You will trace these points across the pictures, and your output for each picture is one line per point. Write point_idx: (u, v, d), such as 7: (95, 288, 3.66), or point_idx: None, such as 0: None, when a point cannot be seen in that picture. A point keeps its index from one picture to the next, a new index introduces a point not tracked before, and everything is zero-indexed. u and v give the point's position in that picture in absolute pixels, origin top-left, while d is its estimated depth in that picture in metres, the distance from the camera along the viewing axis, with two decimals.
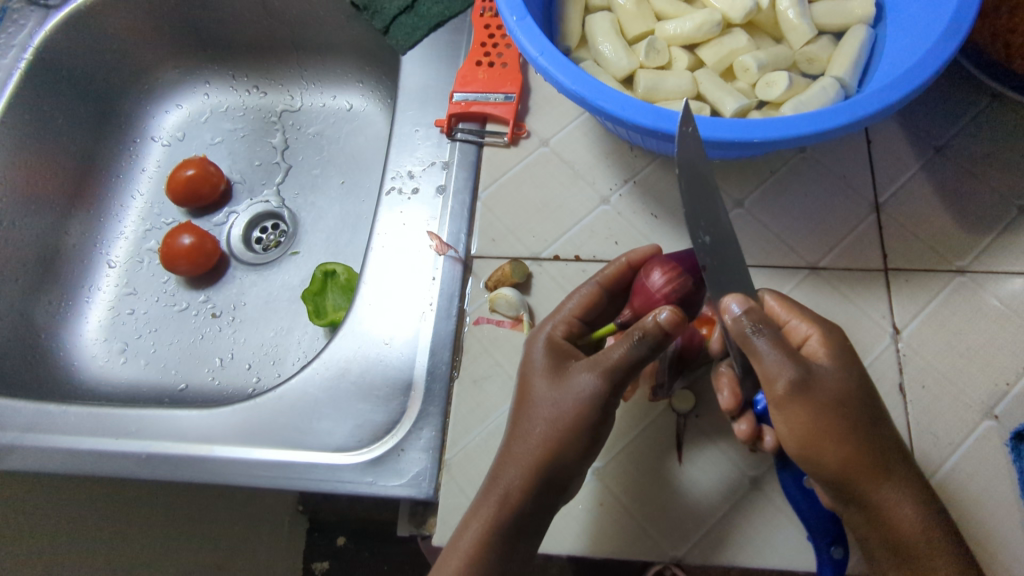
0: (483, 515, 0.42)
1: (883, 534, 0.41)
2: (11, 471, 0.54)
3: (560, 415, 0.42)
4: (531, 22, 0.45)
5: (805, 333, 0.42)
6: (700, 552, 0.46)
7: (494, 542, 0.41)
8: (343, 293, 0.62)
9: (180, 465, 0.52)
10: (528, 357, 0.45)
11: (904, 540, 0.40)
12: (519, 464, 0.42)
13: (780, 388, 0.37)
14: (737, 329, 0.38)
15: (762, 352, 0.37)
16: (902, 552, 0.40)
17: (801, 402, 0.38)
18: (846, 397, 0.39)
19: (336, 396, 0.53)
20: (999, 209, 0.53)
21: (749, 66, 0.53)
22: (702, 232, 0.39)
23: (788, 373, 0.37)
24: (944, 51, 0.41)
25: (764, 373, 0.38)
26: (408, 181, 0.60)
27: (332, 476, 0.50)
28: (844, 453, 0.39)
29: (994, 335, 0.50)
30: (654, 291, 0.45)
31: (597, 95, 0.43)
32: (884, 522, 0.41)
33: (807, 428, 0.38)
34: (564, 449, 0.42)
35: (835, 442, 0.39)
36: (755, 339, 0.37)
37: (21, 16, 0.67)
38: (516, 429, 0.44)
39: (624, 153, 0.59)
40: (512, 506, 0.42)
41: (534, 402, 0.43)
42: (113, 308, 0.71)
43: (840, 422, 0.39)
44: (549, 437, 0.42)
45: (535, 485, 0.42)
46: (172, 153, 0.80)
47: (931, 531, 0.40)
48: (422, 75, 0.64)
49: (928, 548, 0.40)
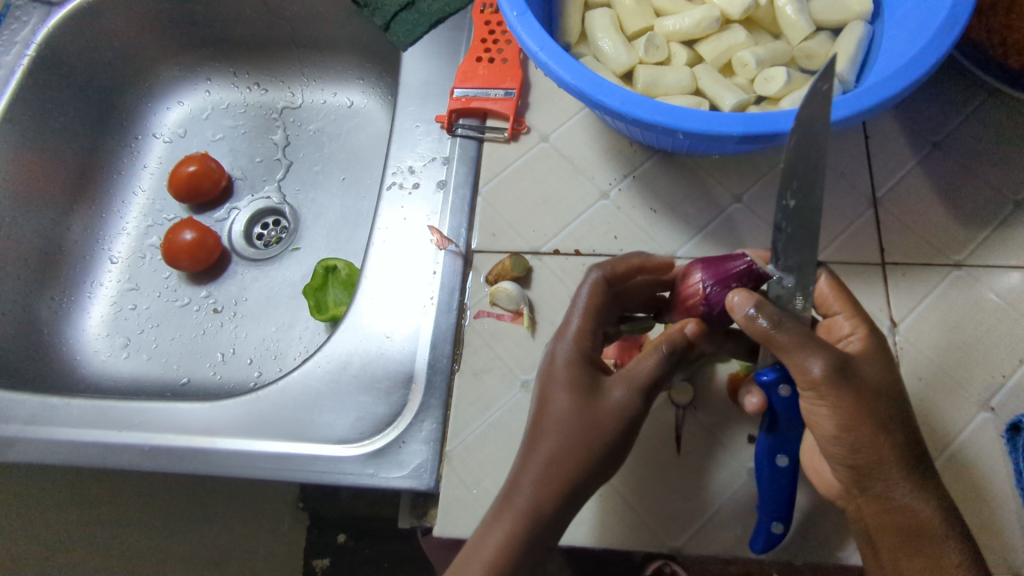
0: (506, 531, 0.39)
1: (900, 524, 0.40)
2: (13, 463, 0.54)
3: (598, 430, 0.40)
4: (531, 17, 0.45)
5: (849, 329, 0.42)
6: (698, 542, 0.47)
7: (514, 560, 0.39)
8: (344, 289, 0.62)
9: (181, 458, 0.53)
10: (551, 366, 0.42)
11: (920, 532, 0.40)
12: (545, 479, 0.40)
13: (815, 373, 0.37)
14: (755, 326, 0.38)
15: (786, 345, 0.37)
16: (917, 541, 0.40)
17: (839, 389, 0.37)
18: (882, 388, 0.39)
19: (337, 389, 0.54)
20: (996, 204, 0.54)
21: (747, 62, 0.53)
22: (790, 196, 0.37)
23: (822, 359, 0.37)
24: (939, 47, 0.41)
25: (797, 361, 0.38)
26: (409, 176, 0.60)
27: (333, 468, 0.51)
28: (872, 443, 0.39)
29: (989, 328, 0.50)
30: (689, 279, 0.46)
31: (596, 89, 0.43)
32: (897, 511, 0.40)
33: (847, 417, 0.38)
34: (593, 466, 0.40)
35: (869, 430, 0.38)
36: (778, 334, 0.37)
37: (23, 12, 0.68)
38: (536, 441, 0.41)
39: (624, 148, 0.59)
40: (540, 523, 0.40)
41: (562, 417, 0.40)
42: (115, 303, 0.72)
43: (874, 413, 0.38)
44: (586, 453, 0.40)
45: (558, 502, 0.40)
46: (173, 150, 0.80)
47: (947, 524, 0.40)
48: (422, 71, 0.65)
49: (944, 534, 0.40)
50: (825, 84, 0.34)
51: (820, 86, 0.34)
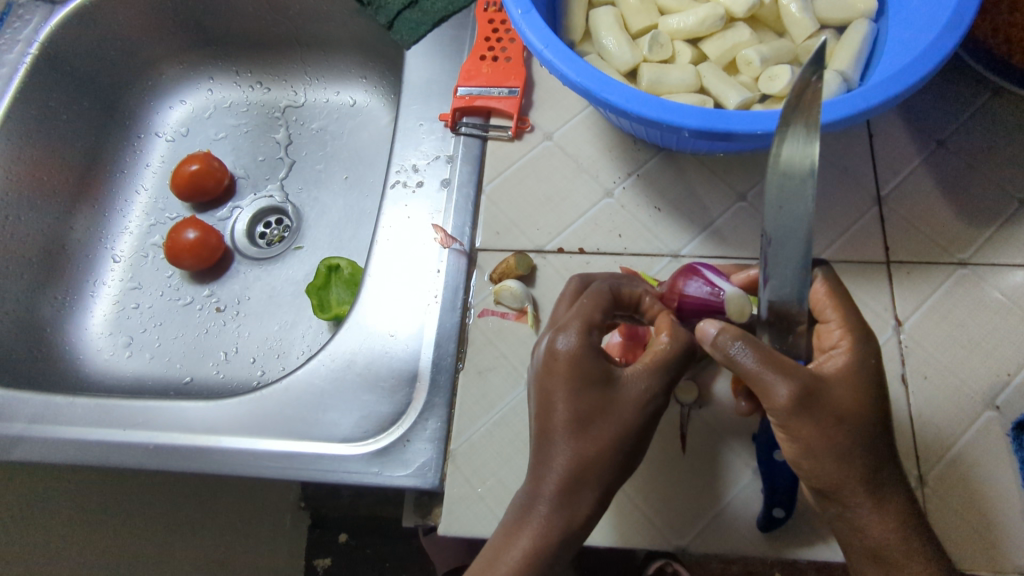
0: (528, 547, 0.40)
1: (862, 542, 0.42)
2: (18, 462, 0.54)
3: (618, 428, 0.40)
4: (535, 16, 0.45)
5: (835, 341, 0.41)
6: (703, 541, 0.47)
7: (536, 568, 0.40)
8: (347, 288, 0.62)
9: (186, 456, 0.52)
10: (559, 369, 0.40)
11: (883, 552, 0.41)
12: (563, 480, 0.40)
13: (781, 399, 0.37)
14: (720, 351, 0.39)
15: (749, 370, 0.38)
16: (879, 559, 0.41)
17: (801, 416, 0.38)
18: (854, 417, 0.39)
19: (341, 387, 0.54)
20: (1000, 203, 0.54)
21: (751, 60, 0.53)
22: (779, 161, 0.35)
23: (786, 385, 0.37)
24: (945, 45, 0.41)
25: (764, 386, 0.38)
26: (412, 175, 0.60)
27: (338, 466, 0.50)
28: (835, 468, 0.39)
29: (994, 326, 0.50)
30: (671, 292, 0.48)
31: (600, 87, 0.43)
32: (861, 531, 0.41)
33: (807, 443, 0.39)
34: (608, 463, 0.41)
35: (829, 456, 0.39)
36: (740, 359, 0.38)
37: (27, 11, 0.68)
38: (543, 447, 0.41)
39: (628, 146, 0.59)
40: (561, 529, 0.41)
41: (573, 418, 0.40)
42: (118, 302, 0.72)
43: (835, 442, 0.38)
44: (604, 453, 0.40)
45: (572, 505, 0.41)
46: (176, 148, 0.80)
47: (911, 544, 0.41)
48: (426, 69, 0.65)
49: (907, 554, 0.41)
50: (815, 74, 0.31)
51: (808, 76, 0.31)
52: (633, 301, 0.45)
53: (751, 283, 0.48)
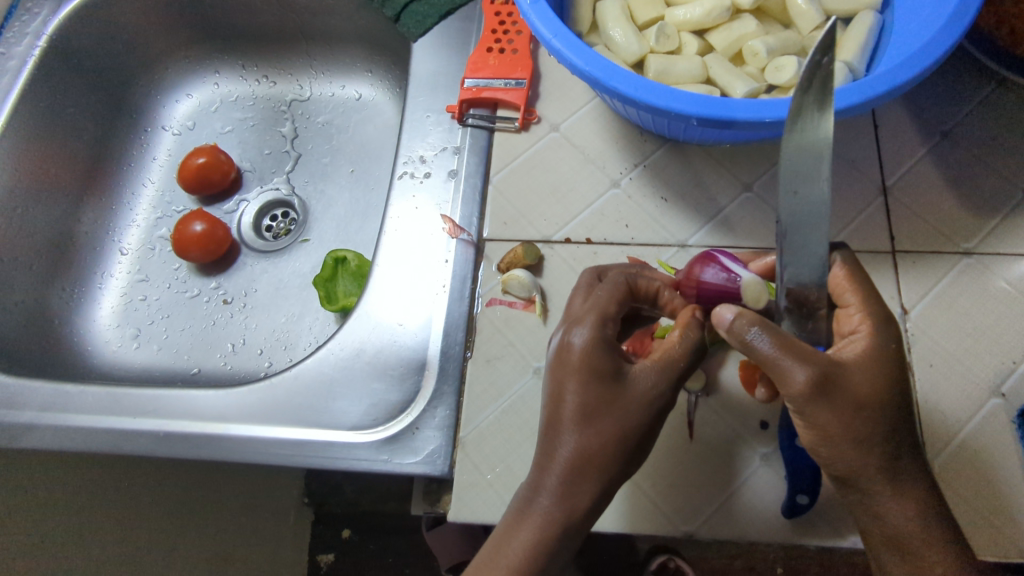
0: (531, 538, 0.40)
1: (880, 528, 0.42)
2: (29, 449, 0.54)
3: (626, 423, 0.40)
4: (544, 5, 0.45)
5: (856, 325, 0.42)
6: (711, 527, 0.47)
7: (538, 560, 0.40)
8: (354, 280, 0.63)
9: (196, 443, 0.53)
10: (573, 360, 0.41)
11: (903, 539, 0.42)
12: (567, 470, 0.41)
13: (798, 385, 0.38)
14: (738, 334, 0.39)
15: (767, 356, 0.38)
16: (900, 546, 0.42)
17: (819, 401, 0.38)
18: (873, 402, 0.39)
19: (350, 375, 0.54)
20: (1006, 193, 0.54)
21: (757, 51, 0.53)
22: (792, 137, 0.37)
23: (804, 370, 0.37)
24: (951, 34, 0.41)
25: (781, 371, 0.38)
26: (420, 166, 0.61)
27: (348, 454, 0.51)
28: (853, 453, 0.40)
29: (999, 315, 0.51)
30: (688, 279, 0.49)
31: (610, 76, 0.43)
32: (880, 518, 0.42)
33: (824, 430, 0.39)
34: (616, 458, 0.41)
35: (846, 441, 0.39)
36: (756, 343, 0.38)
37: (35, 5, 0.69)
38: (551, 440, 0.41)
39: (634, 137, 0.59)
40: (564, 522, 0.41)
41: (584, 411, 0.40)
42: (125, 294, 0.72)
43: (853, 427, 0.39)
44: (612, 450, 0.40)
45: (578, 499, 0.41)
46: (182, 142, 0.80)
47: (930, 531, 0.41)
48: (432, 62, 0.65)
49: (927, 541, 0.41)
50: (825, 57, 0.34)
51: (819, 58, 0.34)
52: (649, 293, 0.46)
53: (767, 270, 0.49)
